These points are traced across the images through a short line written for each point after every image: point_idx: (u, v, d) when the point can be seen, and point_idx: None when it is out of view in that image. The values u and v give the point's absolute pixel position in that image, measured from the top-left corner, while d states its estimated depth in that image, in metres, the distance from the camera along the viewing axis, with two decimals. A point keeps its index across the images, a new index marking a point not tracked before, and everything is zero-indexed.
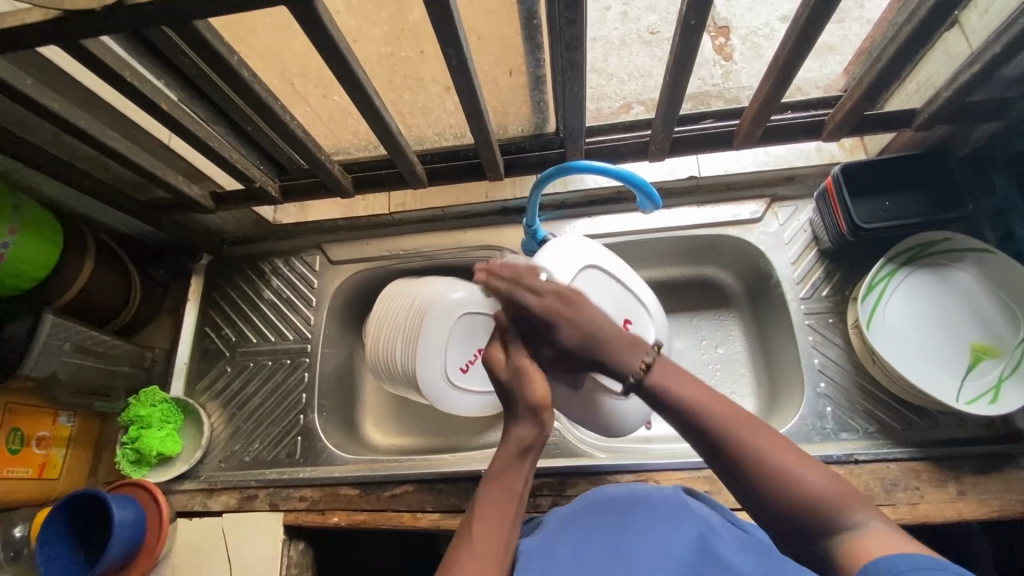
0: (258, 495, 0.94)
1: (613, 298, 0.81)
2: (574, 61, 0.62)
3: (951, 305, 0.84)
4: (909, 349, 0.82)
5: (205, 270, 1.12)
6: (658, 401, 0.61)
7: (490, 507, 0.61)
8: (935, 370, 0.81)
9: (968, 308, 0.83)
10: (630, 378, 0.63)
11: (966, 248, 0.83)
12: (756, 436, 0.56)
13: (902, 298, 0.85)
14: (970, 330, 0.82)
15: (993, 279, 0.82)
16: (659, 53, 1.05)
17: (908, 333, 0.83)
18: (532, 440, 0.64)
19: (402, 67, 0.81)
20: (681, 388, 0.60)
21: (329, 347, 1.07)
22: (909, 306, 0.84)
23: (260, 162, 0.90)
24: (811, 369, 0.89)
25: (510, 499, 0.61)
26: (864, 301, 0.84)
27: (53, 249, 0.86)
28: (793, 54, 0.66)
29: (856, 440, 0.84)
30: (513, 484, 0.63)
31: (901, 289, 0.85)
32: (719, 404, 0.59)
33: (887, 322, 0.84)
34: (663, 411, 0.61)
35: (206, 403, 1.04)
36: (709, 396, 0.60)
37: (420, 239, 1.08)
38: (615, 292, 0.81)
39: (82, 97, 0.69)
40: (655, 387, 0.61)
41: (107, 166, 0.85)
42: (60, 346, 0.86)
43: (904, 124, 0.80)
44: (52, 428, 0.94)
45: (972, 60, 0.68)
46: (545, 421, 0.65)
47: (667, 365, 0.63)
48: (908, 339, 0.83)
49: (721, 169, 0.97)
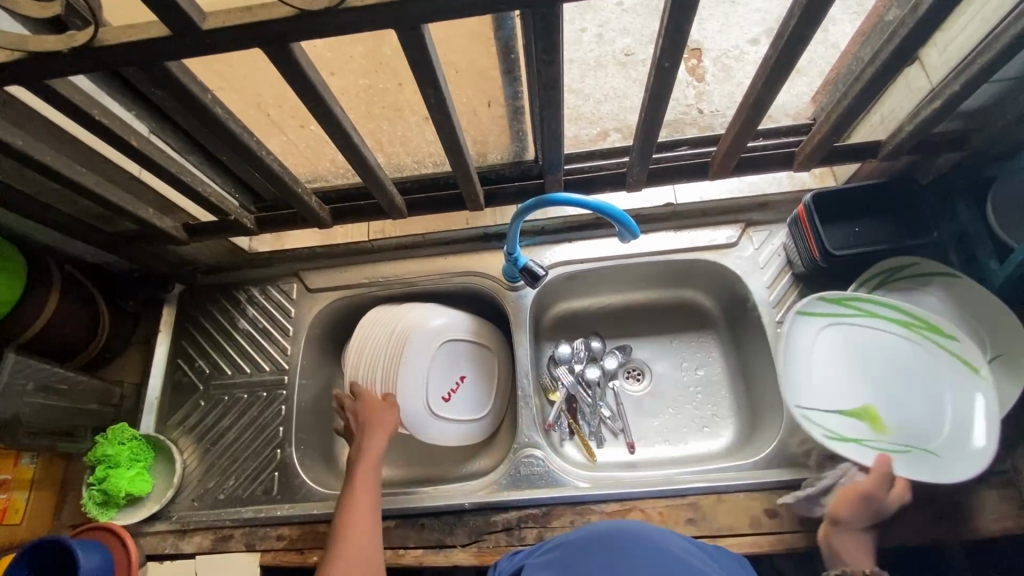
0: (232, 535, 0.91)
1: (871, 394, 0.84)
2: (552, 100, 0.62)
3: None
4: (887, 380, 0.85)
5: (178, 299, 1.09)
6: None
7: (365, 491, 0.80)
8: (913, 407, 0.82)
9: None
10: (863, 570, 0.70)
11: (932, 273, 0.87)
12: None
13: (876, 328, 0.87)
14: None
15: (959, 301, 0.85)
16: (633, 74, 1.07)
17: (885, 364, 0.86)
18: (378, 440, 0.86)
19: (380, 98, 0.80)
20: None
21: (307, 377, 1.04)
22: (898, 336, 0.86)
23: (235, 193, 0.88)
24: (853, 392, 0.85)
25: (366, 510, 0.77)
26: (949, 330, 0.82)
27: (14, 285, 0.83)
28: (764, 90, 0.68)
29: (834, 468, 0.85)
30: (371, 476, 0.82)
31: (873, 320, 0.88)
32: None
33: (862, 352, 0.87)
34: None
35: (178, 438, 1.01)
36: None
37: (400, 265, 1.06)
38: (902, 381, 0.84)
39: (49, 134, 0.68)
40: None
41: (74, 200, 0.83)
42: (22, 387, 0.83)
43: (870, 155, 0.83)
44: (13, 470, 0.92)
45: (933, 97, 0.71)
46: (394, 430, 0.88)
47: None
48: (886, 370, 0.85)
49: (698, 197, 1.00)
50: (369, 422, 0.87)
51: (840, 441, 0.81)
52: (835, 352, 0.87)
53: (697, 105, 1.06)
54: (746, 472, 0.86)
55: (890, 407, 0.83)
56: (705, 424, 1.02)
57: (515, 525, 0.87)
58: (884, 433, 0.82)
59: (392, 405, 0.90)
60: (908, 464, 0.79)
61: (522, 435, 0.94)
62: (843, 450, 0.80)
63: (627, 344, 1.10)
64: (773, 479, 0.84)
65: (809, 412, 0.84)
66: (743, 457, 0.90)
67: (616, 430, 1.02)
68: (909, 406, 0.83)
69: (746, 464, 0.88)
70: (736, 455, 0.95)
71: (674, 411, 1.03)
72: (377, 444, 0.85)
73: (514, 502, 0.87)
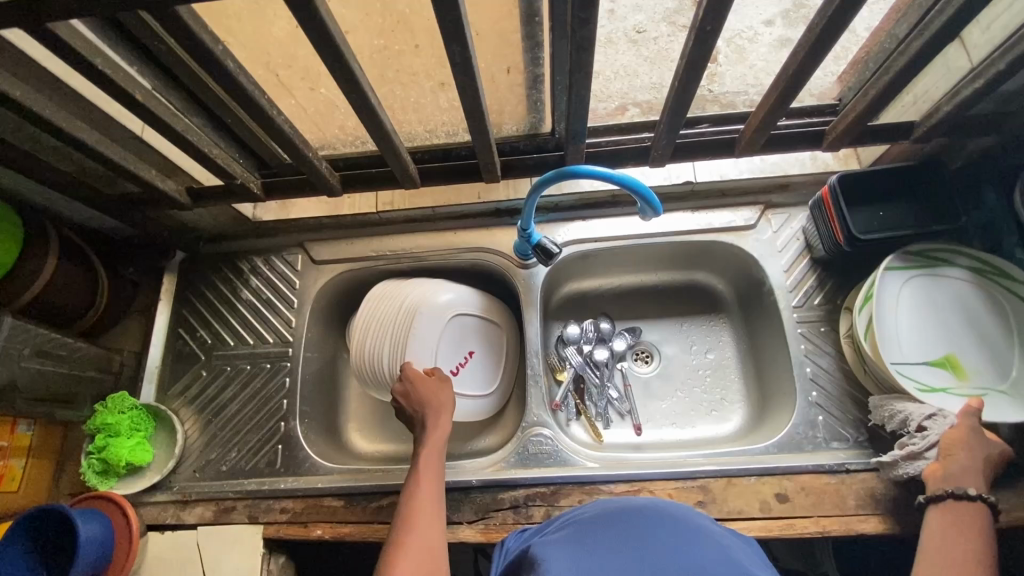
0: (236, 507, 0.90)
1: (942, 341, 0.82)
2: (582, 63, 0.61)
3: (950, 295, 0.84)
4: (937, 340, 0.82)
5: (179, 267, 1.06)
6: (936, 529, 0.65)
7: (428, 479, 0.76)
8: (970, 357, 0.81)
9: (965, 291, 0.84)
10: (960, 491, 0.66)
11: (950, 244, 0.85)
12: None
13: (912, 296, 0.84)
14: (982, 308, 0.83)
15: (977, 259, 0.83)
16: (646, 53, 0.97)
17: (931, 323, 0.83)
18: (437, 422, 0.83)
19: (396, 61, 0.76)
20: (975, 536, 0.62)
21: (312, 350, 1.02)
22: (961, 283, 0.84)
23: (241, 157, 0.85)
24: (933, 338, 0.82)
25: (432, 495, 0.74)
26: (1018, 275, 0.81)
27: (10, 248, 0.80)
28: (803, 63, 0.65)
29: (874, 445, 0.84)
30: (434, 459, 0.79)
31: (909, 290, 0.84)
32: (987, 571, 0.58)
33: (903, 322, 0.83)
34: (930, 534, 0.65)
35: (179, 409, 0.99)
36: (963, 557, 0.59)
37: (408, 239, 1.04)
38: (967, 328, 0.83)
39: (48, 85, 0.64)
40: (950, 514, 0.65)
41: (73, 159, 0.80)
42: (19, 351, 0.80)
43: (901, 136, 0.81)
44: (10, 437, 0.88)
45: (974, 76, 0.68)
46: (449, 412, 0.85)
47: (980, 512, 0.64)
48: (934, 329, 0.83)
49: (716, 175, 0.97)
50: (428, 405, 0.83)
51: (922, 386, 0.80)
52: (914, 299, 0.84)
53: (708, 86, 0.95)
54: (756, 456, 0.85)
55: (964, 352, 0.82)
56: (713, 408, 1.01)
57: (522, 503, 0.86)
58: (965, 381, 0.80)
59: (444, 383, 0.87)
60: (997, 408, 0.77)
61: (530, 414, 0.93)
62: (932, 399, 0.78)
63: (637, 325, 1.08)
64: (783, 464, 0.83)
65: (896, 364, 0.80)
66: (753, 442, 0.90)
67: (623, 411, 1.01)
68: (988, 346, 0.81)
69: (757, 448, 0.87)
70: (745, 439, 0.94)
71: (683, 394, 1.02)
72: (441, 432, 0.82)
73: (522, 480, 0.86)
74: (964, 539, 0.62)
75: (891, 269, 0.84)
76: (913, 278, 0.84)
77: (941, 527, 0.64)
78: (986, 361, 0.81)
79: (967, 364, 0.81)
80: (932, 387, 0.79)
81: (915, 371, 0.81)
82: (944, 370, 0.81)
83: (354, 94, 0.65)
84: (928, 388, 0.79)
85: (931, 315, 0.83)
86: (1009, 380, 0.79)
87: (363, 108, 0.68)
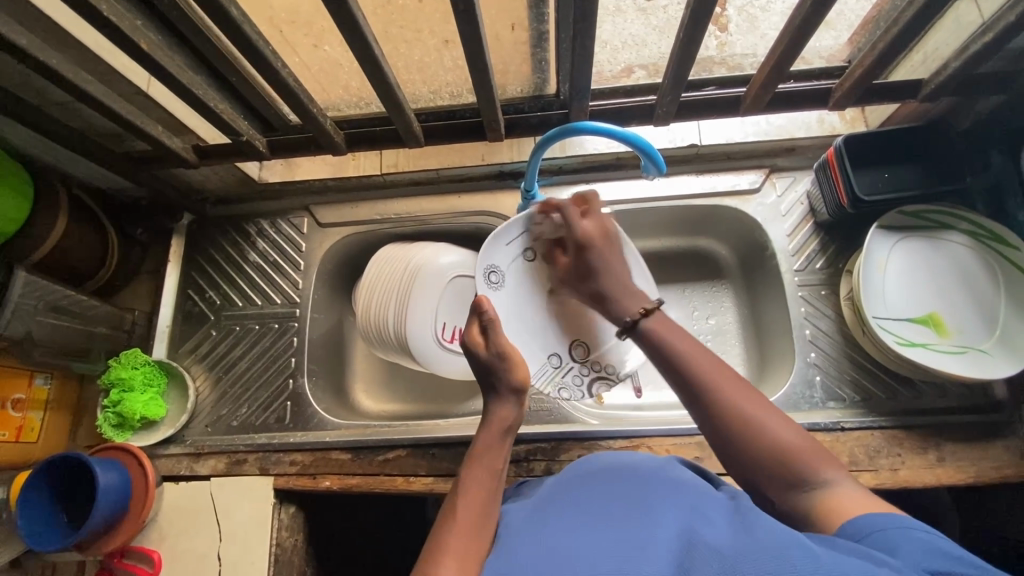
0: (247, 459, 0.93)
1: (925, 298, 0.84)
2: (587, 11, 0.60)
3: (940, 255, 0.85)
4: (924, 297, 0.84)
5: (186, 231, 1.07)
6: (649, 345, 0.67)
7: (485, 469, 0.61)
8: (952, 315, 0.83)
9: (956, 252, 0.85)
10: (627, 320, 0.70)
11: (944, 209, 0.85)
12: (718, 370, 0.61)
13: (901, 255, 0.85)
14: (971, 267, 0.84)
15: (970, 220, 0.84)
16: (654, 22, 0.87)
17: (919, 282, 0.85)
18: (513, 418, 0.68)
19: (399, 16, 0.76)
20: (672, 336, 0.65)
21: (319, 311, 1.04)
22: (957, 244, 0.85)
23: (246, 115, 0.85)
24: (918, 296, 0.84)
25: (491, 476, 0.61)
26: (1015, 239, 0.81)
27: (24, 204, 0.82)
28: (811, 16, 0.64)
29: (870, 404, 0.86)
30: (496, 463, 0.63)
31: (897, 251, 0.86)
32: (704, 360, 0.62)
33: (892, 283, 0.85)
34: (650, 353, 0.67)
35: (190, 366, 1.02)
36: (704, 357, 0.63)
37: (413, 202, 1.04)
38: (954, 287, 0.84)
39: (54, 35, 0.65)
40: (646, 331, 0.67)
41: (81, 115, 0.81)
42: (34, 307, 0.82)
43: (908, 96, 0.80)
44: (28, 391, 0.91)
45: (985, 30, 0.68)
46: (522, 401, 0.70)
47: (663, 321, 0.68)
48: (920, 287, 0.84)
49: (722, 139, 0.96)
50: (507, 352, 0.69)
51: (902, 340, 0.82)
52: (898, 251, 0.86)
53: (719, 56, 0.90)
54: None
55: (948, 310, 0.83)
56: None
57: (522, 457, 0.88)
58: (947, 337, 0.82)
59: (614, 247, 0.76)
60: (976, 365, 0.79)
61: None
62: (912, 354, 0.80)
63: None
64: None
65: (878, 319, 0.83)
66: None
67: None
68: (970, 303, 0.83)
69: None
70: None
71: None
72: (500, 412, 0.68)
73: (523, 435, 0.89)
74: (661, 342, 0.65)
75: (881, 232, 0.85)
76: (904, 240, 0.86)
77: (650, 348, 0.66)
78: (966, 317, 0.82)
79: (949, 323, 0.83)
80: (910, 340, 0.82)
81: (899, 327, 0.83)
82: (926, 325, 0.83)
83: (358, 47, 0.65)
84: (906, 338, 0.82)
85: (918, 273, 0.85)
86: (993, 338, 0.80)
87: (367, 60, 0.67)
